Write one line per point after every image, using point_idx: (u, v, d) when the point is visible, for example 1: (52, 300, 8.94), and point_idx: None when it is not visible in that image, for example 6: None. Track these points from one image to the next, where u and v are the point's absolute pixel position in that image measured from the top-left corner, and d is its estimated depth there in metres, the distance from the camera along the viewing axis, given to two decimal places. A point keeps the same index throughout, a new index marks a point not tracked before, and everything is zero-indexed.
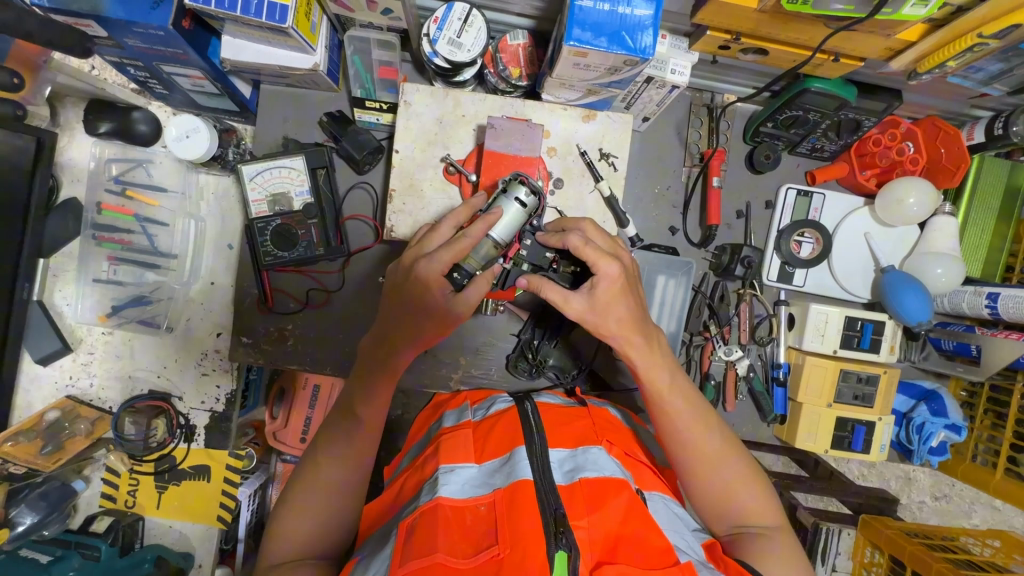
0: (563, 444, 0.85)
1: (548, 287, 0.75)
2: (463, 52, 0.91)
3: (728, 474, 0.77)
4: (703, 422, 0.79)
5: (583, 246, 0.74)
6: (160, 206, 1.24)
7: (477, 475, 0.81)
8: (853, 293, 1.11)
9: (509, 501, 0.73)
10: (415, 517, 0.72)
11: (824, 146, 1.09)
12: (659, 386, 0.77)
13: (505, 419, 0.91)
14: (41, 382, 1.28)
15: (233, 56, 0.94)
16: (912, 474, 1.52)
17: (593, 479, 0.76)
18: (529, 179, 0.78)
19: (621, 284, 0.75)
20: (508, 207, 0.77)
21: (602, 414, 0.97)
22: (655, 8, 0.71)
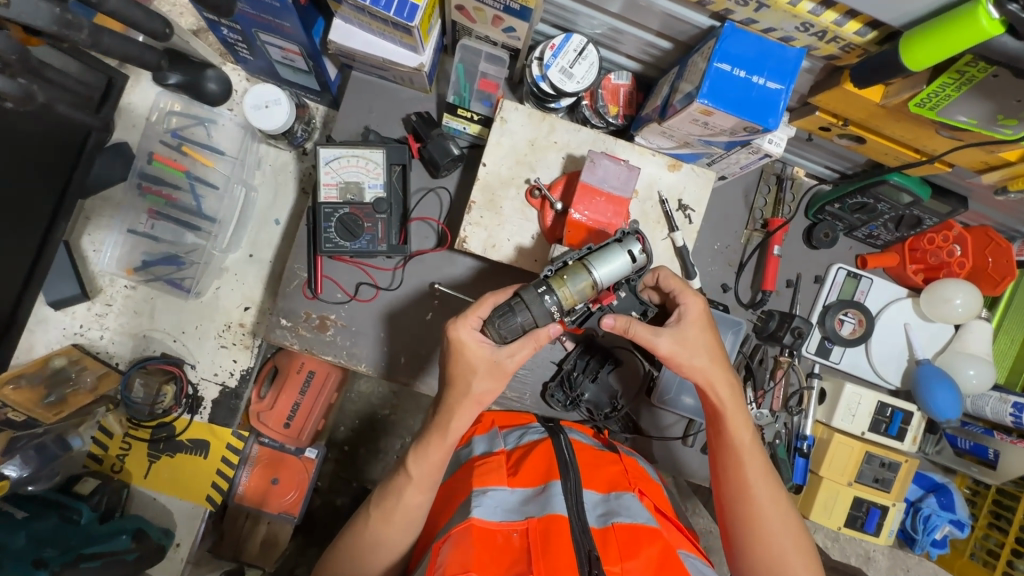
0: (597, 486, 0.85)
1: (637, 326, 0.78)
2: (572, 82, 0.92)
3: (781, 538, 0.80)
4: (768, 480, 0.82)
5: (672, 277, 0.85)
6: (215, 168, 1.19)
7: (511, 500, 0.80)
8: (885, 380, 1.15)
9: (544, 533, 0.73)
10: (449, 537, 0.73)
11: (880, 235, 1.13)
12: (735, 435, 0.82)
13: (541, 446, 0.87)
14: (49, 325, 1.21)
15: (341, 41, 0.93)
16: (874, 557, 1.56)
17: (626, 526, 0.75)
18: (647, 239, 0.78)
19: (704, 320, 0.83)
20: (619, 255, 0.76)
21: (633, 462, 0.94)
22: (787, 85, 0.73)
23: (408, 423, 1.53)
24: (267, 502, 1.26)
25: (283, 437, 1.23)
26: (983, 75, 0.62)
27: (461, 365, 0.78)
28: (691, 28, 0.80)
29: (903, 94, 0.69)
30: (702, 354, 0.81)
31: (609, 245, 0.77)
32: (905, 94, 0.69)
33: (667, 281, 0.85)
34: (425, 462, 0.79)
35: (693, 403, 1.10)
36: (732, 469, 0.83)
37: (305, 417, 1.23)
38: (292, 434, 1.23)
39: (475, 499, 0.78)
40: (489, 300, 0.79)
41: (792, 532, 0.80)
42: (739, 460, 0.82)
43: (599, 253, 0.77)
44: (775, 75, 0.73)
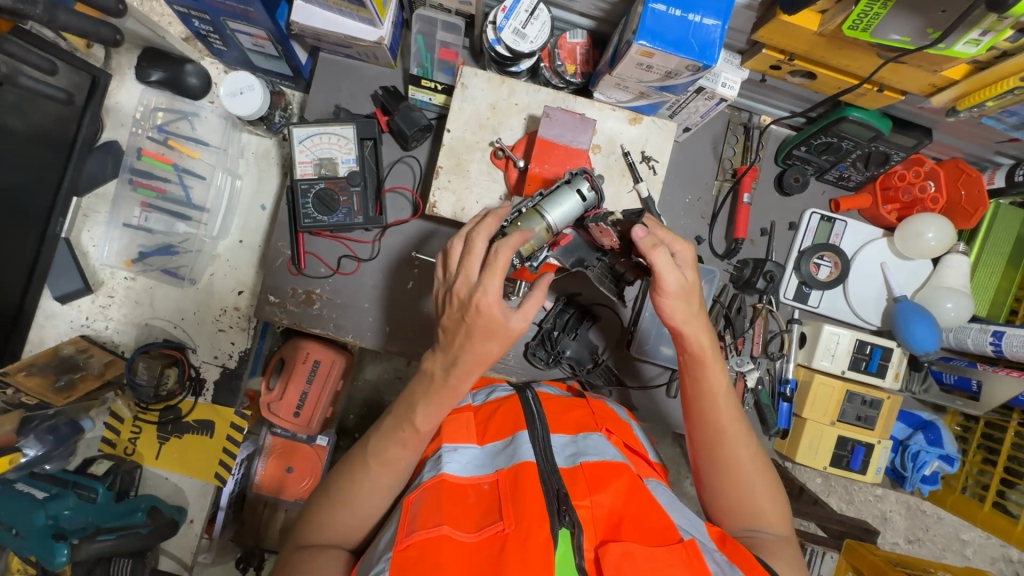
0: (564, 430, 0.89)
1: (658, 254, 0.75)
2: (526, 43, 0.95)
3: (755, 481, 0.81)
4: (742, 426, 0.83)
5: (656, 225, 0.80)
6: (200, 158, 1.25)
7: (480, 455, 0.86)
8: (865, 320, 1.15)
9: (513, 480, 0.76)
10: (421, 492, 0.77)
11: (851, 176, 1.13)
12: (712, 383, 0.82)
13: (507, 403, 0.92)
14: (57, 319, 1.28)
15: (304, 21, 0.97)
16: (887, 512, 1.57)
17: (594, 464, 0.79)
18: (595, 177, 0.79)
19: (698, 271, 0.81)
20: (568, 196, 0.79)
21: (601, 405, 0.99)
22: (723, 20, 0.75)
23: None
24: (285, 490, 1.33)
25: (294, 426, 1.29)
26: None
27: (478, 333, 0.74)
28: None
29: (838, 18, 0.71)
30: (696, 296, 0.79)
31: (558, 188, 0.80)
32: (839, 18, 0.71)
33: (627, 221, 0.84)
34: (429, 415, 0.80)
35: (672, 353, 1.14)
36: (708, 417, 0.83)
37: (313, 406, 1.28)
38: (303, 422, 1.28)
39: (446, 456, 0.83)
40: (507, 258, 0.72)
41: (761, 475, 0.82)
42: (715, 407, 0.82)
43: (550, 197, 0.79)
44: (711, 12, 0.75)
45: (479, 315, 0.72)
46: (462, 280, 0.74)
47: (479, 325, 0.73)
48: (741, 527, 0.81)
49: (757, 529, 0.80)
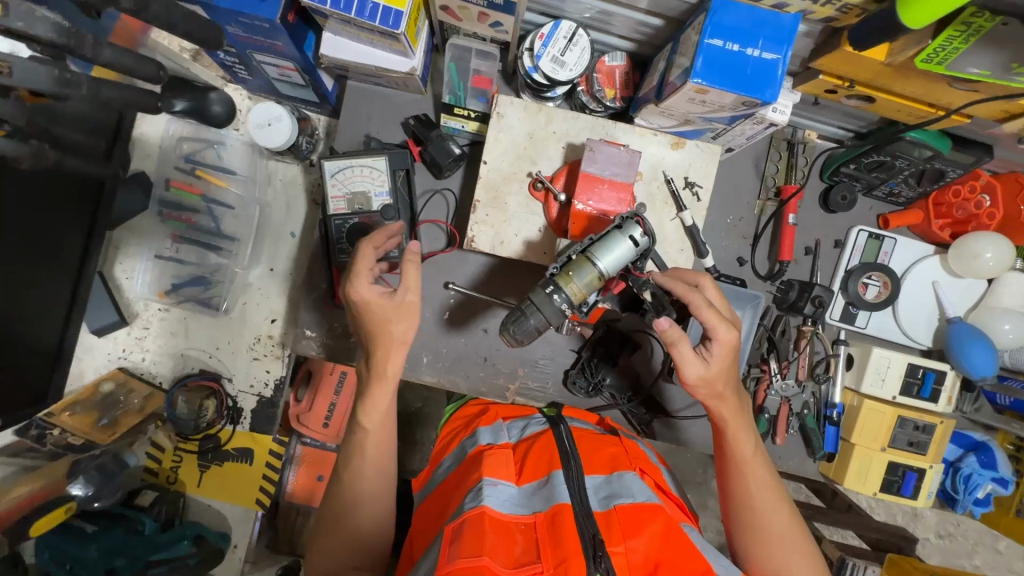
0: (598, 470, 0.89)
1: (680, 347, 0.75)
2: (565, 71, 0.91)
3: (786, 546, 0.81)
4: (773, 495, 0.83)
5: (701, 307, 0.76)
6: (228, 188, 1.23)
7: (519, 496, 0.83)
8: (915, 341, 1.11)
9: (551, 523, 0.76)
10: (461, 521, 0.75)
11: (901, 192, 1.09)
12: (740, 452, 0.83)
13: (541, 440, 0.93)
14: (95, 352, 1.29)
15: (333, 53, 0.94)
16: (926, 518, 1.55)
17: (627, 508, 0.79)
18: (647, 221, 0.76)
19: (733, 350, 0.78)
20: (620, 242, 0.76)
21: (633, 445, 1.00)
22: (784, 52, 0.70)
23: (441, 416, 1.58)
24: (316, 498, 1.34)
25: (324, 436, 1.31)
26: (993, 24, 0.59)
27: (375, 324, 0.81)
28: (681, 3, 0.77)
29: (909, 51, 0.66)
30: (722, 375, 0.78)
31: (609, 233, 0.77)
32: (911, 51, 0.66)
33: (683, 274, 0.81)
34: (373, 407, 0.83)
35: None
36: (737, 483, 0.84)
37: (340, 420, 1.30)
38: (331, 432, 1.30)
39: (486, 490, 0.79)
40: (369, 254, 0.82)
41: (794, 544, 0.81)
42: (743, 473, 0.83)
43: (600, 243, 0.77)
44: (771, 44, 0.71)
45: (366, 310, 0.81)
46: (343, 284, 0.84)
47: (372, 317, 0.81)
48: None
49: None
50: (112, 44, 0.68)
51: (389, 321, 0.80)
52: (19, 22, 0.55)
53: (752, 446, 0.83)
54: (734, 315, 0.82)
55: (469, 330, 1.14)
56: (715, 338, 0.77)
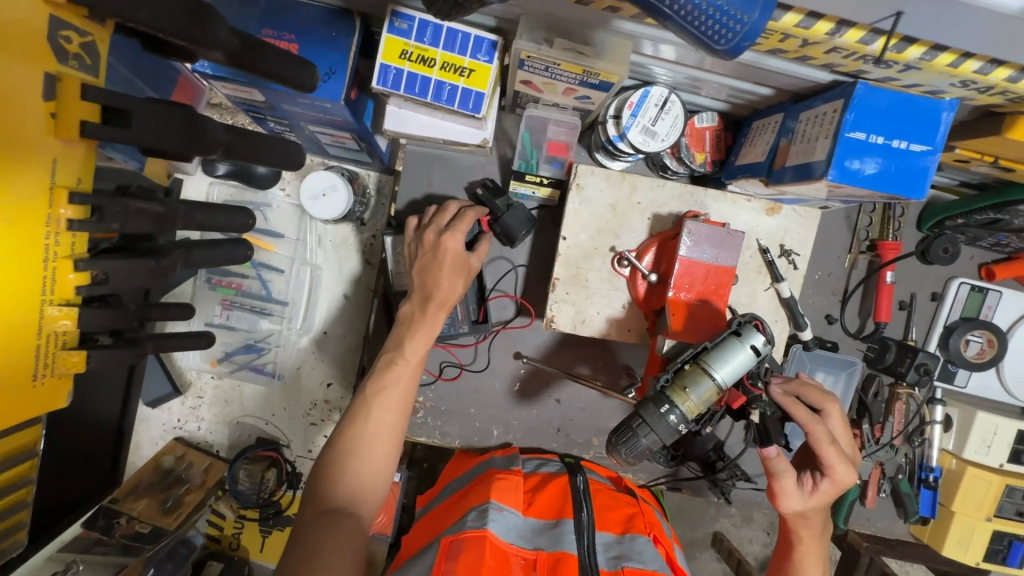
0: (611, 529, 0.87)
1: (785, 480, 0.72)
2: (656, 141, 0.83)
3: None
4: None
5: (824, 445, 0.71)
6: (277, 252, 1.18)
7: (524, 528, 0.85)
8: (1019, 400, 1.04)
9: (552, 567, 0.76)
10: (461, 538, 0.76)
11: (1010, 244, 1.00)
12: (806, 570, 0.80)
13: (556, 482, 0.94)
14: (149, 423, 1.25)
15: (397, 128, 0.85)
16: None
17: (635, 571, 0.77)
18: (767, 326, 0.71)
19: (837, 494, 0.75)
20: (739, 352, 0.69)
21: (649, 509, 0.97)
22: (936, 144, 0.62)
23: None
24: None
25: None
26: None
27: (443, 271, 0.86)
28: (804, 80, 0.68)
29: None
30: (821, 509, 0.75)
31: (726, 340, 0.70)
32: None
33: (808, 395, 0.74)
34: (415, 345, 0.83)
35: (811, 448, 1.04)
36: None
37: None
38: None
39: (491, 514, 0.81)
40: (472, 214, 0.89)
41: None
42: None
43: (715, 351, 0.70)
44: (920, 134, 0.62)
45: (444, 253, 0.86)
46: (433, 227, 0.88)
47: (444, 262, 0.86)
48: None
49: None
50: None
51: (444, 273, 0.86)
52: (113, 224, 0.47)
53: (819, 573, 0.79)
54: (852, 451, 0.76)
55: (541, 402, 1.08)
56: (828, 477, 0.74)
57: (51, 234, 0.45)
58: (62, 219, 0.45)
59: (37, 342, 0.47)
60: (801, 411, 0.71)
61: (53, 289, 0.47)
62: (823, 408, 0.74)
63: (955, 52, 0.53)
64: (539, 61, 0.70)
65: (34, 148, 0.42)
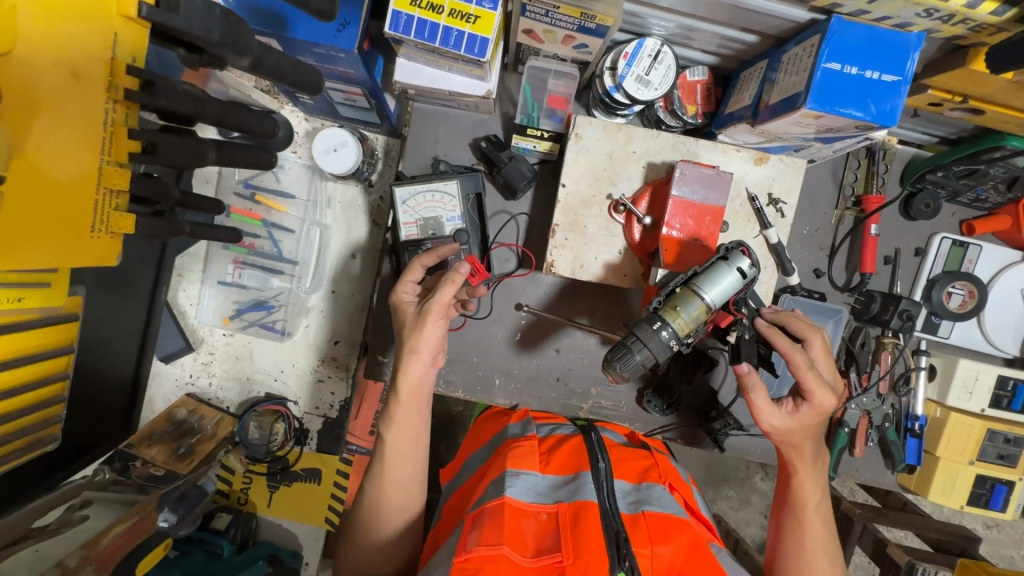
0: (627, 477, 0.89)
1: (758, 394, 0.78)
2: (649, 90, 0.88)
3: None
4: (827, 549, 0.84)
5: (804, 370, 0.76)
6: (288, 212, 1.24)
7: (543, 484, 0.84)
8: (1000, 349, 1.08)
9: (574, 516, 0.77)
10: (484, 510, 0.77)
11: (988, 198, 1.05)
12: (805, 498, 0.85)
13: (572, 441, 0.92)
14: (162, 379, 1.30)
15: (406, 80, 0.91)
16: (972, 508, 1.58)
17: (657, 515, 0.79)
18: (753, 250, 0.75)
19: (823, 415, 0.79)
20: (727, 274, 0.74)
21: (665, 460, 0.97)
22: (905, 74, 0.68)
23: None
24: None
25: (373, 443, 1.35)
26: None
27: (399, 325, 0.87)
28: (786, 22, 0.74)
29: None
30: (806, 432, 0.81)
31: (715, 264, 0.75)
32: None
33: (792, 324, 0.79)
34: (399, 428, 0.86)
35: None
36: (792, 531, 0.86)
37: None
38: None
39: (509, 480, 0.82)
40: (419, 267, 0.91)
41: None
42: (798, 521, 0.85)
43: (705, 274, 0.75)
44: (890, 66, 0.68)
45: (396, 311, 0.89)
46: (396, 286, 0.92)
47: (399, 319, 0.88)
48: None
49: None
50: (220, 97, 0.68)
51: (405, 329, 0.85)
52: (162, 100, 0.61)
53: (818, 499, 0.85)
54: (836, 378, 0.80)
55: (540, 351, 1.12)
56: (809, 401, 0.78)
57: (110, 103, 0.59)
58: (121, 88, 0.58)
59: (97, 197, 0.61)
60: (781, 342, 0.76)
61: (111, 151, 0.60)
62: (806, 337, 0.78)
63: None
64: (540, 5, 0.75)
65: (100, 22, 0.54)
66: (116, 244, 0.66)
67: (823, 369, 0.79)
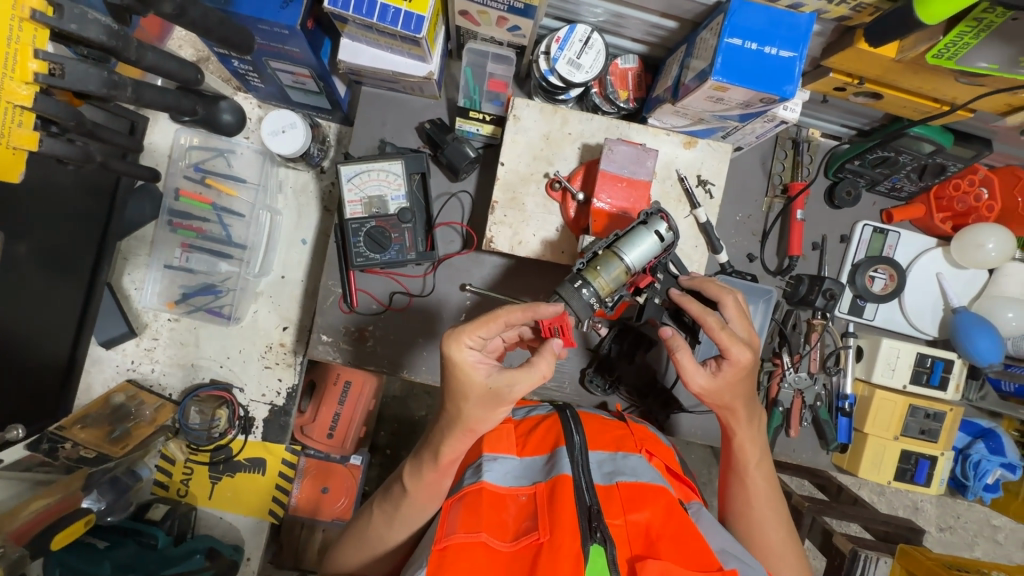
0: (603, 447, 0.88)
1: (682, 355, 0.80)
2: (581, 73, 0.93)
3: (779, 562, 0.84)
4: (774, 506, 0.87)
5: (719, 329, 0.79)
6: (238, 196, 1.23)
7: (520, 467, 0.83)
8: (922, 331, 1.14)
9: (550, 494, 0.76)
10: (460, 498, 0.77)
11: (904, 188, 1.12)
12: (747, 457, 0.88)
13: (547, 421, 0.91)
14: (103, 364, 1.27)
15: (351, 59, 0.95)
16: (919, 504, 1.61)
17: (630, 484, 0.78)
18: (671, 216, 0.80)
19: (745, 370, 0.81)
20: (645, 237, 0.78)
21: (641, 429, 0.96)
22: (800, 51, 0.74)
23: None
24: (321, 510, 1.33)
25: (328, 447, 1.34)
26: (1003, 19, 0.62)
27: (453, 389, 0.71)
28: (696, 6, 0.80)
29: (920, 47, 0.68)
30: (736, 391, 0.83)
31: (635, 229, 0.79)
32: (922, 47, 0.68)
33: (705, 287, 0.85)
34: (426, 490, 0.78)
35: None
36: (738, 490, 0.88)
37: (347, 426, 1.34)
38: (337, 442, 1.34)
39: (485, 465, 0.81)
40: (501, 317, 0.70)
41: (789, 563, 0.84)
42: (743, 480, 0.88)
43: (626, 238, 0.79)
44: (787, 43, 0.74)
45: (453, 371, 0.70)
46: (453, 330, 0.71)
47: (455, 381, 0.70)
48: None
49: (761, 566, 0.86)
50: (154, 51, 0.72)
51: (466, 402, 0.70)
52: (72, 24, 0.61)
53: (759, 454, 0.87)
54: (752, 336, 0.83)
55: None
56: (727, 359, 0.80)
57: (16, 21, 0.60)
58: (27, 8, 0.60)
59: None
60: (693, 307, 0.81)
61: (14, 69, 0.61)
62: (719, 299, 0.83)
63: None
64: None
65: None
66: (17, 172, 0.67)
67: (738, 329, 0.82)
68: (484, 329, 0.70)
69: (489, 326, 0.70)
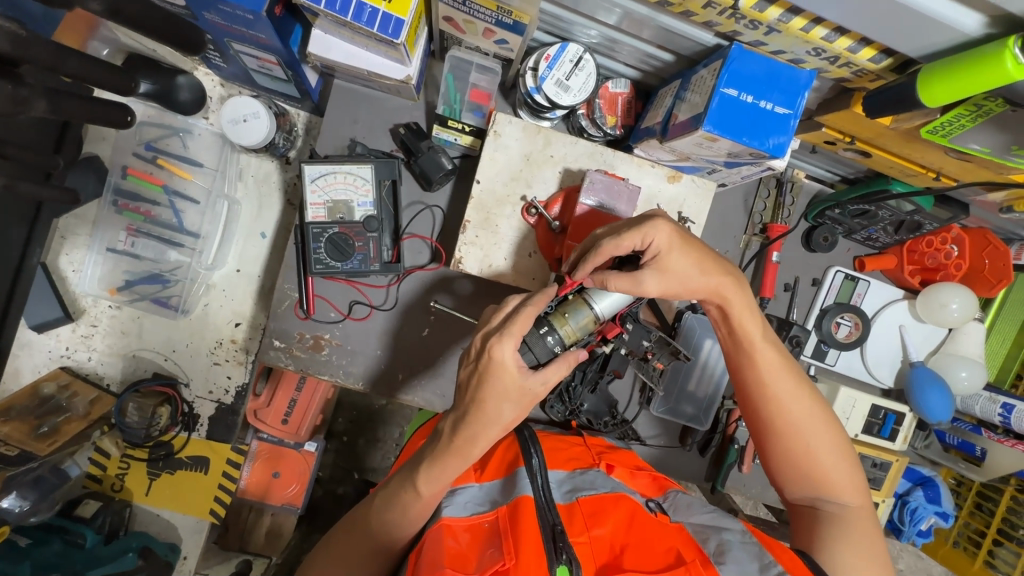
0: (561, 467, 0.85)
1: (612, 279, 0.73)
2: (568, 95, 0.88)
3: (810, 439, 0.76)
4: (792, 381, 0.78)
5: (614, 245, 0.72)
6: (194, 181, 1.13)
7: (480, 495, 0.79)
8: (878, 380, 1.16)
9: (511, 515, 0.71)
10: (423, 543, 0.70)
11: (879, 238, 1.11)
12: (750, 333, 0.78)
13: (503, 444, 0.88)
14: (33, 349, 1.18)
15: (321, 53, 0.87)
16: None
17: (590, 499, 0.75)
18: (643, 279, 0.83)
19: (677, 238, 0.74)
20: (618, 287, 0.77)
21: (597, 441, 0.98)
22: (795, 108, 0.71)
23: (405, 411, 1.54)
24: (271, 495, 1.28)
25: (282, 434, 1.22)
26: (1001, 109, 0.59)
27: (492, 390, 0.70)
28: (696, 44, 0.76)
29: (917, 120, 0.67)
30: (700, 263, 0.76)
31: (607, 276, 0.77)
32: (918, 120, 0.67)
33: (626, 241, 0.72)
34: (440, 481, 0.73)
35: (692, 410, 1.13)
36: (749, 375, 0.79)
37: (302, 415, 1.22)
38: (291, 429, 1.22)
39: (444, 504, 0.76)
40: (528, 314, 0.71)
41: (822, 437, 0.77)
42: (778, 410, 0.77)
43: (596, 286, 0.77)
44: (784, 98, 0.71)
45: (491, 366, 0.69)
46: (481, 331, 0.74)
47: (492, 381, 0.70)
48: (807, 504, 0.79)
49: (826, 503, 0.77)
50: (76, 54, 0.64)
51: (499, 399, 0.70)
52: None
53: (760, 327, 0.78)
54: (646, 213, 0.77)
55: (448, 351, 1.07)
56: (652, 247, 0.74)
57: None
58: None
59: None
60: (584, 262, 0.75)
61: None
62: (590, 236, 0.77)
63: (806, 17, 0.62)
64: None
65: None
66: None
67: (664, 236, 0.73)
68: (522, 327, 0.70)
69: (525, 318, 0.71)
